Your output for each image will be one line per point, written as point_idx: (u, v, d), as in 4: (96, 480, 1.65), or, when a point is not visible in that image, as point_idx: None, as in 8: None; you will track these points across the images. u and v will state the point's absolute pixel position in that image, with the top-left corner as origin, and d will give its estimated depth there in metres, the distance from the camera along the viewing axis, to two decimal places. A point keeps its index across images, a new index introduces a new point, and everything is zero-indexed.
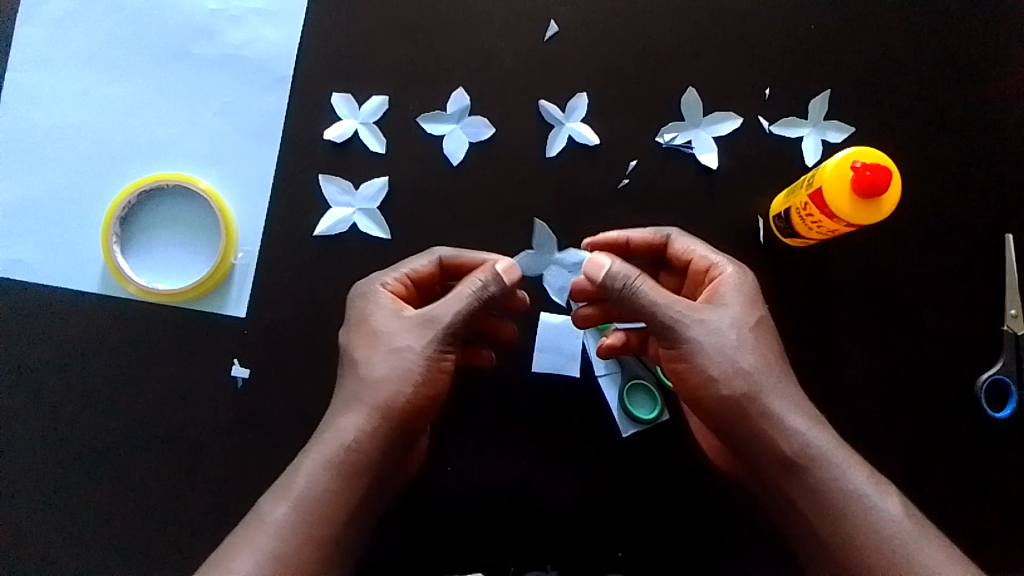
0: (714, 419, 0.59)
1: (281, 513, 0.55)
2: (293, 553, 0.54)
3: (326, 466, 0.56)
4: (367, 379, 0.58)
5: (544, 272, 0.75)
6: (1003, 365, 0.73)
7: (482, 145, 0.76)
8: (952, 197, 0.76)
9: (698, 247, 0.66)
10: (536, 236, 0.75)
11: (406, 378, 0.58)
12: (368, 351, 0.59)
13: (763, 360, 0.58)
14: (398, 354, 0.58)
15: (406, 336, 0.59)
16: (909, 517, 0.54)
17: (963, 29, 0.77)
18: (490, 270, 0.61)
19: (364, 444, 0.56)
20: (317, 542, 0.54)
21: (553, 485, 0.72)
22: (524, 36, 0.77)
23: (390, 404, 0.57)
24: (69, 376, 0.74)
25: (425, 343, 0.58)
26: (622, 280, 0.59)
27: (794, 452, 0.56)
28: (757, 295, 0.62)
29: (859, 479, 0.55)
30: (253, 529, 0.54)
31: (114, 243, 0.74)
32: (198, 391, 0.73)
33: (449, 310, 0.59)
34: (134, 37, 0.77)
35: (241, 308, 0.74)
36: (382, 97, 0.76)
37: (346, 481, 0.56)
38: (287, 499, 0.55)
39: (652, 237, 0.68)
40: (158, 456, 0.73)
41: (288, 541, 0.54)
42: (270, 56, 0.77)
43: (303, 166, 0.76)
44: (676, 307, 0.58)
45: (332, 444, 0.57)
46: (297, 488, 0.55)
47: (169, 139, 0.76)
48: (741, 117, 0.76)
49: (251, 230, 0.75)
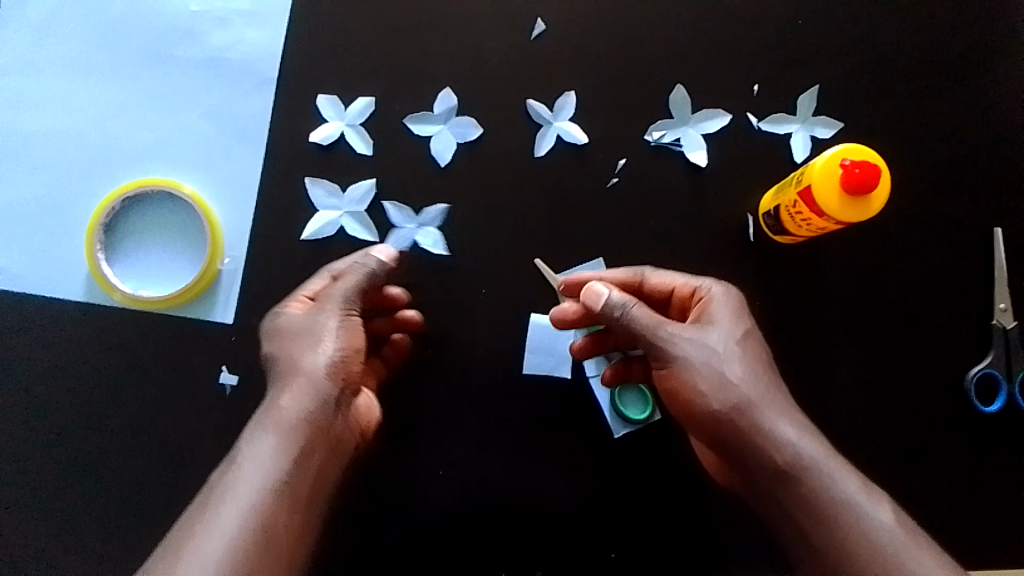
0: (707, 433, 0.59)
1: (232, 485, 0.51)
2: (256, 514, 0.50)
3: (274, 433, 0.54)
4: (291, 360, 0.58)
5: (417, 240, 0.74)
6: (992, 359, 0.73)
7: (469, 146, 0.75)
8: (940, 191, 0.76)
9: (678, 277, 0.67)
10: (395, 218, 0.75)
11: (323, 343, 0.58)
12: (287, 339, 0.59)
13: (754, 374, 0.59)
14: (314, 332, 0.59)
15: (313, 314, 0.61)
16: (900, 525, 0.53)
17: (949, 23, 0.77)
18: (366, 251, 0.65)
19: (301, 405, 0.55)
20: (278, 500, 0.51)
21: (547, 485, 0.72)
22: (511, 35, 0.76)
23: (317, 366, 0.57)
24: (57, 383, 0.73)
25: (333, 314, 0.60)
26: (621, 308, 0.60)
27: (786, 463, 0.55)
28: (744, 310, 0.63)
29: (851, 487, 0.54)
30: (202, 512, 0.50)
31: (98, 250, 0.73)
32: (185, 398, 0.73)
33: (346, 286, 0.62)
34: (117, 39, 0.76)
35: (229, 313, 0.74)
36: (368, 98, 0.76)
37: (295, 440, 0.54)
38: (238, 473, 0.52)
39: (625, 276, 0.68)
40: (148, 464, 0.72)
41: (248, 506, 0.50)
42: (255, 57, 0.76)
43: (289, 168, 0.75)
44: (667, 328, 0.60)
45: (270, 417, 0.55)
46: (242, 462, 0.53)
47: (154, 143, 0.75)
48: (729, 114, 0.76)
49: (236, 236, 0.74)
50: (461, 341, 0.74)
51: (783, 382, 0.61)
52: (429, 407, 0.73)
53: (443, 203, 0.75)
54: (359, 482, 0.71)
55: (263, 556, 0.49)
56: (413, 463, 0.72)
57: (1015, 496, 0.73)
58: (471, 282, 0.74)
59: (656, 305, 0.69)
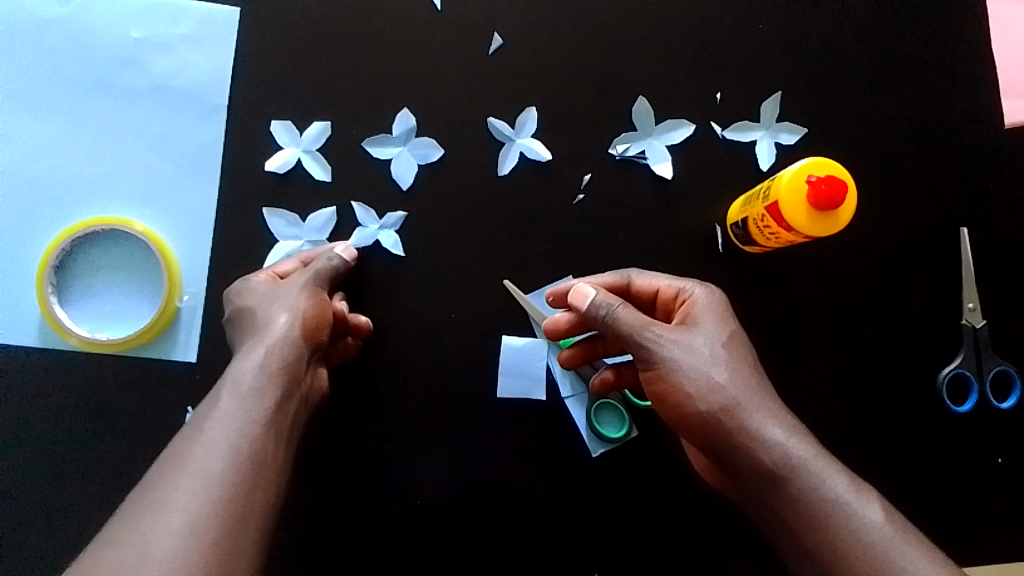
0: (697, 436, 0.59)
1: (214, 421, 0.50)
2: (244, 444, 0.49)
3: (259, 374, 0.53)
4: (260, 326, 0.57)
5: (378, 239, 0.73)
6: (963, 359, 0.73)
7: (431, 167, 0.74)
8: (905, 193, 0.76)
9: (664, 279, 0.66)
10: (360, 217, 0.73)
11: (295, 307, 0.58)
12: (259, 308, 0.58)
13: (741, 376, 0.58)
14: (288, 300, 0.59)
15: (284, 287, 0.60)
16: (890, 524, 0.52)
17: (906, 24, 0.77)
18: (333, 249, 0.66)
19: (274, 352, 0.54)
20: (263, 433, 0.50)
21: (526, 510, 0.71)
22: (468, 51, 0.75)
23: (289, 323, 0.56)
24: (12, 436, 0.70)
25: (304, 287, 0.60)
26: (606, 308, 0.60)
27: (774, 465, 0.54)
28: (727, 313, 0.63)
29: (839, 486, 0.53)
30: (185, 447, 0.48)
31: (49, 293, 0.70)
32: (149, 441, 0.70)
33: (316, 266, 0.63)
34: (54, 72, 0.73)
35: (191, 352, 0.71)
36: (324, 122, 0.73)
37: (276, 379, 0.53)
38: (218, 409, 0.50)
39: (614, 279, 0.68)
40: (111, 512, 0.69)
41: (237, 438, 0.49)
42: (202, 84, 0.73)
43: (245, 198, 0.73)
44: (652, 329, 0.59)
45: (244, 361, 0.53)
46: (221, 407, 0.51)
47: (101, 179, 0.72)
48: (693, 123, 0.75)
49: (194, 271, 0.72)
50: (432, 367, 0.72)
51: (772, 385, 0.60)
52: (403, 437, 0.71)
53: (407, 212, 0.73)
54: (335, 514, 0.70)
55: (254, 483, 0.48)
56: (389, 495, 0.71)
57: (992, 494, 0.73)
58: (439, 307, 0.73)
59: (643, 307, 0.69)
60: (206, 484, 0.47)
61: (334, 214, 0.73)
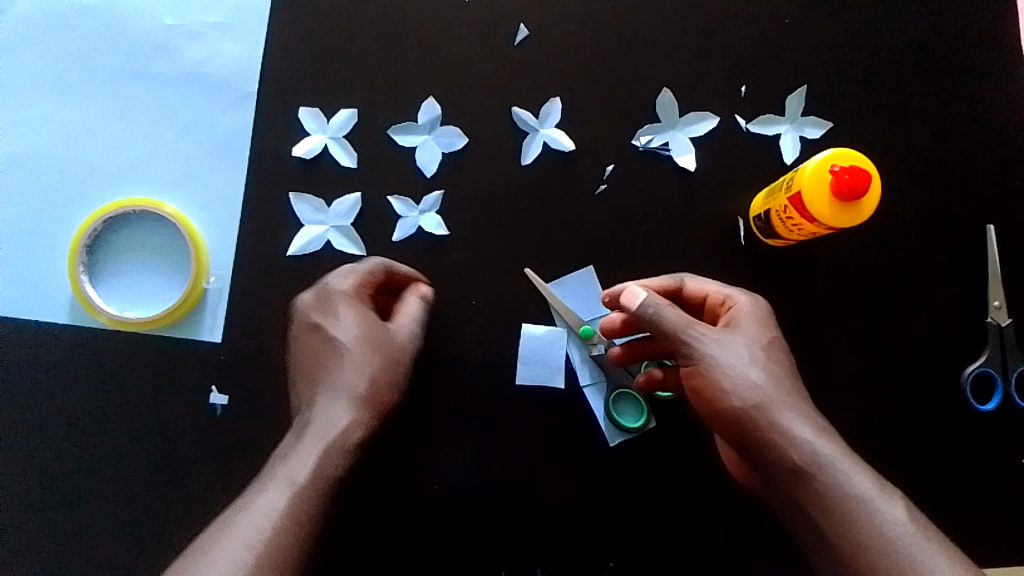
0: (729, 432, 0.58)
1: (280, 481, 0.55)
2: (295, 508, 0.53)
3: (339, 446, 0.57)
4: (360, 386, 0.61)
5: (420, 225, 0.73)
6: (987, 358, 0.73)
7: (455, 156, 0.74)
8: (931, 189, 0.75)
9: (713, 285, 0.67)
10: (399, 209, 0.74)
11: (395, 379, 0.63)
12: (363, 362, 0.62)
13: (776, 378, 0.58)
14: (390, 363, 0.63)
15: (384, 340, 0.64)
16: (914, 526, 0.51)
17: (935, 20, 0.77)
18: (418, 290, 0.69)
19: (360, 427, 0.59)
20: (321, 485, 0.55)
21: (542, 497, 0.71)
22: (494, 42, 0.76)
23: (386, 399, 0.62)
24: (42, 411, 0.72)
25: (406, 348, 0.65)
26: (654, 308, 0.60)
27: (802, 461, 0.54)
28: (769, 321, 0.63)
29: (865, 485, 0.53)
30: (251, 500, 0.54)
31: (81, 272, 0.72)
32: (174, 419, 0.72)
33: (410, 316, 0.67)
34: (90, 58, 0.75)
35: (216, 332, 0.73)
36: (351, 110, 0.75)
37: (346, 439, 0.58)
38: (295, 460, 0.56)
39: (665, 282, 0.68)
40: (136, 487, 0.71)
41: (292, 498, 0.54)
42: (233, 71, 0.75)
43: (273, 184, 0.74)
44: (696, 328, 0.59)
45: (334, 428, 0.58)
46: (300, 471, 0.55)
47: (133, 162, 0.74)
48: (717, 116, 0.75)
49: (221, 254, 0.73)
50: (452, 353, 0.73)
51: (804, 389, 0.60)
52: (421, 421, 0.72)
53: (443, 192, 0.74)
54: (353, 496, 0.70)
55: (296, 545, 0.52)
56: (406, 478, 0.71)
57: (1015, 494, 0.72)
58: (460, 294, 0.73)
59: (693, 312, 0.69)
60: (252, 542, 0.51)
61: (360, 199, 0.74)
